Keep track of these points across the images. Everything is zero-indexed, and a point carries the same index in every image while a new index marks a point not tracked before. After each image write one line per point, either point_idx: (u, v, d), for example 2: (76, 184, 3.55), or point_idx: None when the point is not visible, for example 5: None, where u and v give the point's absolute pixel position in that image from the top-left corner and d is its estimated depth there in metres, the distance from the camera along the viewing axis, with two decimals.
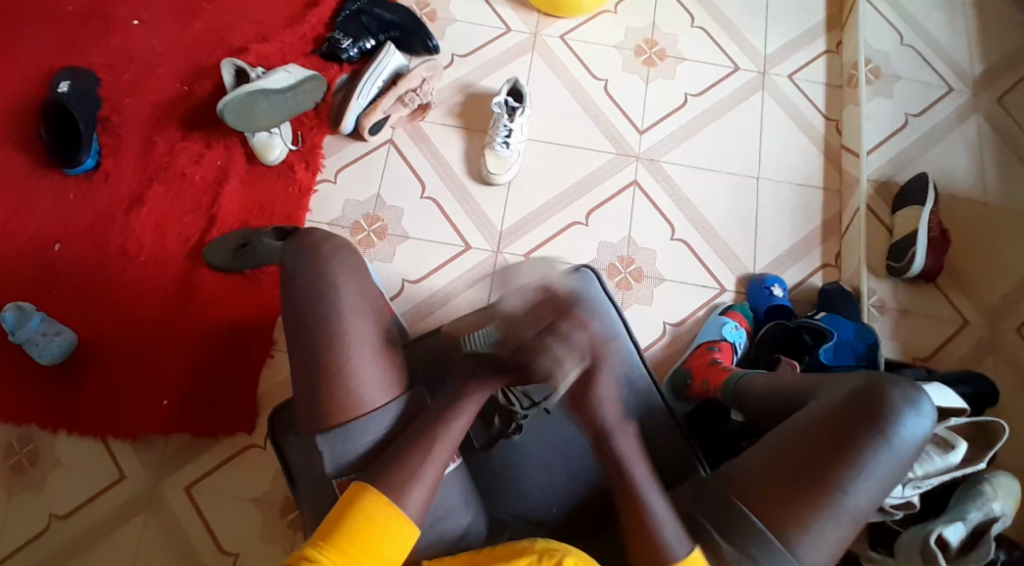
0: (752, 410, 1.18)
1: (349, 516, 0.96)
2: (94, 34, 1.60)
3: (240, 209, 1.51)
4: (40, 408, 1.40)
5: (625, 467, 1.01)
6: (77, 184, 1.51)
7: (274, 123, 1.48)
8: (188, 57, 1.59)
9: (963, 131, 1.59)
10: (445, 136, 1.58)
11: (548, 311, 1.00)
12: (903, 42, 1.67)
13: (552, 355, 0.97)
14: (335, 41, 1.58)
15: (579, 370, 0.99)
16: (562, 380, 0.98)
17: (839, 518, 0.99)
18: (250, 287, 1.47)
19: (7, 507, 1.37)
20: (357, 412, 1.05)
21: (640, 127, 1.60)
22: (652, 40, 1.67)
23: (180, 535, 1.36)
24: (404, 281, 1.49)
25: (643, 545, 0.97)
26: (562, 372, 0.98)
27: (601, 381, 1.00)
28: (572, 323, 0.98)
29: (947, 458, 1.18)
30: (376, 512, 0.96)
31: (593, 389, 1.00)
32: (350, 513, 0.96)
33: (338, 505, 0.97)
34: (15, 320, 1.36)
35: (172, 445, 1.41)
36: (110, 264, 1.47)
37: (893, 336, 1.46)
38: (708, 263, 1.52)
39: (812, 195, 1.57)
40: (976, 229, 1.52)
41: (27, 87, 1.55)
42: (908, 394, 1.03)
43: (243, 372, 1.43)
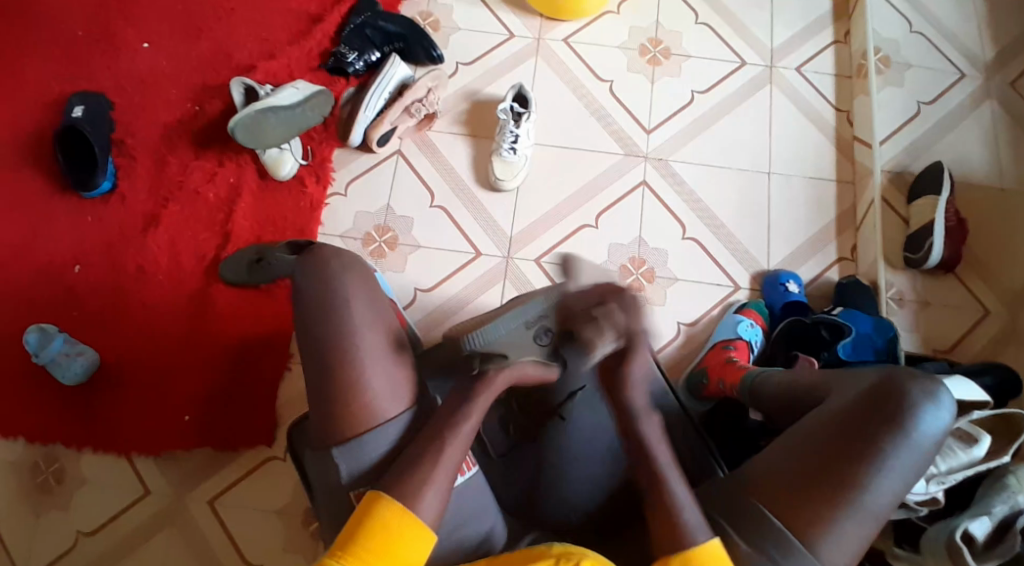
0: (769, 409, 1.17)
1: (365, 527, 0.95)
2: (107, 60, 1.63)
3: (254, 224, 1.53)
4: (64, 427, 1.42)
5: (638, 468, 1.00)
6: (94, 208, 1.54)
7: (284, 138, 1.49)
8: (197, 78, 1.62)
9: (977, 116, 1.56)
10: (452, 144, 1.59)
11: (599, 292, 1.05)
12: (913, 29, 1.64)
13: (593, 327, 1.01)
14: (340, 55, 1.60)
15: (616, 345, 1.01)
16: (598, 351, 1.01)
17: (861, 516, 0.97)
18: (266, 301, 1.49)
19: (36, 525, 1.39)
20: (370, 423, 1.05)
21: (647, 127, 1.59)
22: (656, 39, 1.66)
23: (205, 548, 1.38)
24: (416, 289, 1.50)
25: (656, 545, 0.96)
26: (597, 347, 1.01)
27: (636, 360, 1.03)
28: (621, 301, 1.02)
29: (971, 452, 1.16)
30: (393, 520, 0.96)
31: (630, 364, 1.03)
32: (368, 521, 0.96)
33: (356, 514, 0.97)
34: (38, 342, 1.38)
35: (193, 461, 1.42)
36: (128, 285, 1.49)
37: (913, 328, 1.43)
38: (721, 261, 1.51)
39: (825, 188, 1.55)
40: (995, 215, 1.49)
41: (44, 114, 1.59)
42: (926, 388, 1.01)
43: (262, 387, 1.45)
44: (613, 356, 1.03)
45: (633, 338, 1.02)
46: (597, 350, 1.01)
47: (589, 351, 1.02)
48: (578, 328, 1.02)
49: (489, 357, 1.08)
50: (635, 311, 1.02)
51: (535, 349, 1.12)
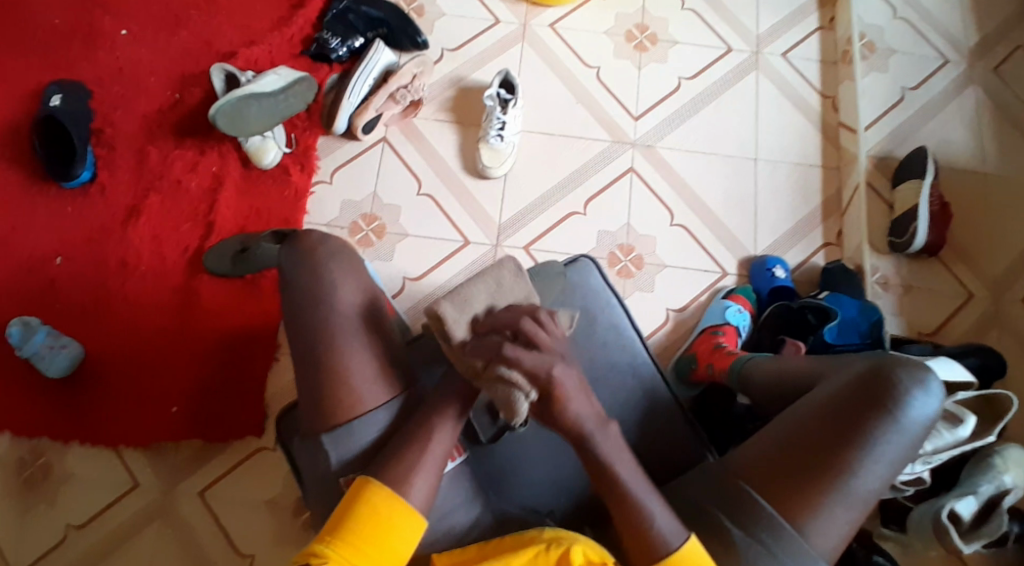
0: (761, 394, 1.18)
1: (356, 514, 0.95)
2: (83, 46, 1.59)
3: (237, 214, 1.50)
4: (49, 422, 1.40)
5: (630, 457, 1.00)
6: (73, 198, 1.51)
7: (267, 126, 1.47)
8: (178, 65, 1.59)
9: (960, 101, 1.58)
10: (439, 132, 1.58)
11: (484, 350, 0.96)
12: (896, 15, 1.65)
13: (506, 381, 0.92)
14: (324, 41, 1.58)
15: (535, 392, 0.94)
16: (519, 407, 0.93)
17: (850, 501, 0.98)
18: (251, 291, 1.47)
19: (22, 521, 1.36)
20: (360, 410, 1.04)
21: (634, 114, 1.59)
22: (643, 25, 1.65)
23: (196, 540, 1.37)
24: (405, 278, 1.48)
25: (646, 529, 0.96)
26: (517, 398, 0.93)
27: (563, 396, 0.94)
28: (532, 323, 0.97)
29: (956, 433, 1.17)
30: (385, 507, 0.95)
31: (561, 403, 0.95)
32: (358, 508, 0.95)
33: (345, 499, 0.96)
34: (20, 335, 1.35)
35: (181, 453, 1.41)
36: (110, 276, 1.47)
37: (898, 311, 1.45)
38: (709, 247, 1.51)
39: (811, 174, 1.56)
40: (977, 199, 1.51)
41: (19, 103, 1.55)
42: (915, 374, 1.01)
43: (249, 378, 1.43)
44: (536, 404, 0.94)
45: (545, 374, 0.93)
46: (519, 406, 0.93)
47: (511, 410, 0.93)
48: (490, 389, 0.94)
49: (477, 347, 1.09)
50: (543, 346, 0.95)
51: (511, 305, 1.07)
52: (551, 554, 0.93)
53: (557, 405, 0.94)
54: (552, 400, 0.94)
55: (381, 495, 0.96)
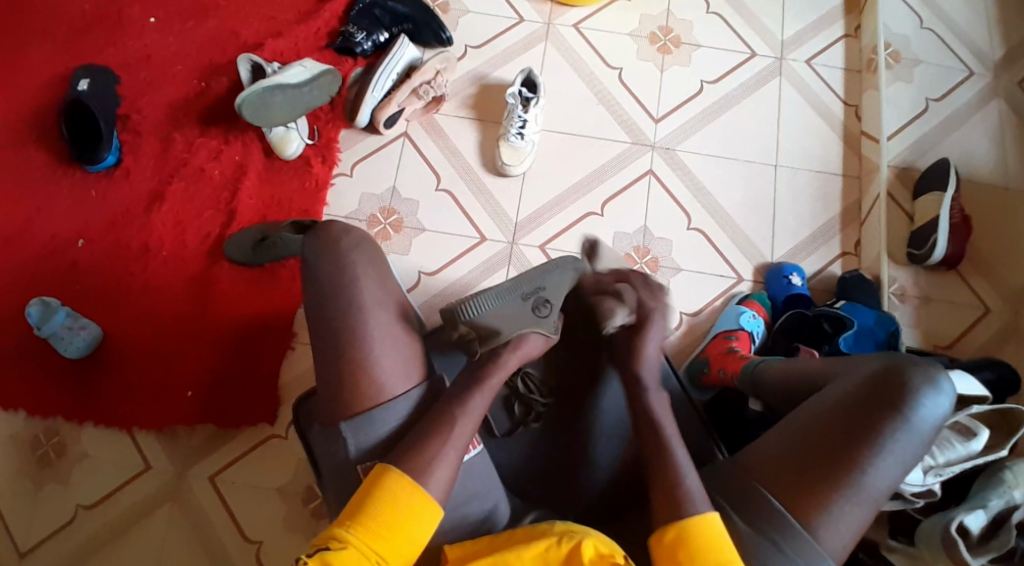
0: (772, 399, 1.18)
1: (375, 497, 0.96)
2: (112, 33, 1.62)
3: (258, 203, 1.52)
4: (65, 402, 1.42)
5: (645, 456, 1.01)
6: (98, 182, 1.53)
7: (290, 118, 1.49)
8: (205, 55, 1.61)
9: (984, 114, 1.57)
10: (459, 128, 1.59)
11: (617, 275, 1.21)
12: (923, 24, 1.64)
13: (615, 295, 1.16)
14: (349, 35, 1.59)
15: (630, 318, 1.15)
16: (613, 319, 1.14)
17: (860, 499, 0.98)
18: (269, 280, 1.49)
19: (35, 498, 1.39)
20: (379, 400, 1.05)
21: (655, 116, 1.59)
22: (667, 27, 1.65)
23: (205, 524, 1.38)
24: (421, 272, 1.49)
25: (656, 531, 0.96)
26: (615, 318, 1.14)
27: (650, 334, 1.14)
28: (633, 281, 1.19)
29: (969, 445, 1.17)
30: (403, 492, 0.96)
31: (641, 339, 1.14)
32: (376, 493, 0.96)
33: (365, 484, 0.97)
34: (40, 316, 1.37)
35: (193, 437, 1.43)
36: (131, 260, 1.49)
37: (915, 323, 1.44)
38: (725, 252, 1.51)
39: (831, 182, 1.55)
40: (999, 212, 1.49)
41: (48, 87, 1.58)
42: (928, 374, 1.02)
43: (264, 366, 1.45)
44: (626, 329, 1.15)
45: (646, 313, 1.15)
46: (615, 317, 1.14)
47: (606, 319, 1.14)
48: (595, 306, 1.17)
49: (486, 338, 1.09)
50: (650, 292, 1.18)
51: (536, 321, 1.10)
52: (562, 547, 0.93)
53: (644, 336, 1.14)
54: (641, 330, 1.14)
55: (400, 478, 0.97)
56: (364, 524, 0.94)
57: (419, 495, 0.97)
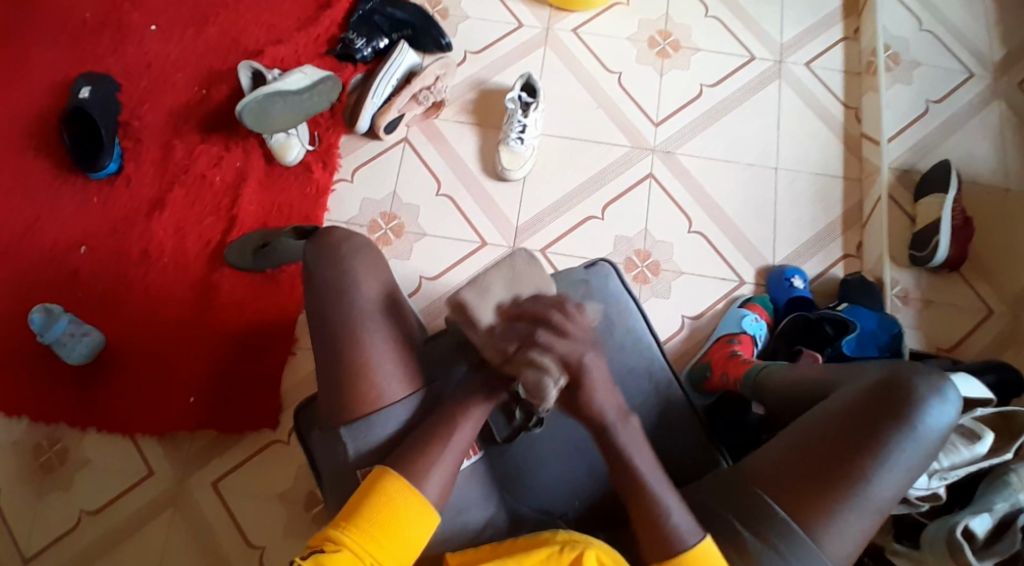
0: (776, 404, 1.17)
1: (369, 499, 0.96)
2: (114, 41, 1.62)
3: (259, 209, 1.52)
4: (66, 407, 1.42)
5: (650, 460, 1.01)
6: (99, 189, 1.53)
7: (292, 123, 1.49)
8: (206, 62, 1.61)
9: (985, 115, 1.56)
10: (459, 133, 1.59)
11: (525, 321, 1.00)
12: (922, 27, 1.64)
13: (537, 365, 0.97)
14: (348, 42, 1.59)
15: (562, 378, 0.98)
16: (548, 393, 0.97)
17: (865, 509, 0.97)
18: (270, 285, 1.49)
19: (37, 504, 1.39)
20: (378, 405, 1.05)
21: (654, 120, 1.59)
22: (665, 32, 1.66)
23: (206, 531, 1.38)
24: (421, 277, 1.49)
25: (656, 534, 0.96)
26: (547, 380, 0.97)
27: (591, 383, 0.99)
28: (561, 315, 0.99)
29: (974, 449, 1.16)
30: (396, 496, 0.96)
31: (585, 390, 0.99)
32: (370, 496, 0.96)
33: (361, 487, 0.97)
34: (43, 323, 1.38)
35: (195, 443, 1.42)
36: (133, 266, 1.49)
37: (918, 326, 1.44)
38: (726, 256, 1.51)
39: (832, 184, 1.55)
40: (1002, 214, 1.49)
41: (51, 94, 1.59)
42: (932, 383, 1.01)
43: (265, 372, 1.44)
44: (563, 389, 0.99)
45: (575, 364, 0.98)
46: (549, 389, 0.97)
47: (538, 395, 0.97)
48: (518, 370, 0.98)
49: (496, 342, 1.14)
50: (577, 327, 0.99)
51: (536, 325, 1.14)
52: (563, 557, 0.92)
53: (586, 393, 0.99)
54: (579, 386, 0.99)
55: (394, 479, 0.97)
56: (358, 527, 0.94)
57: (416, 499, 0.96)
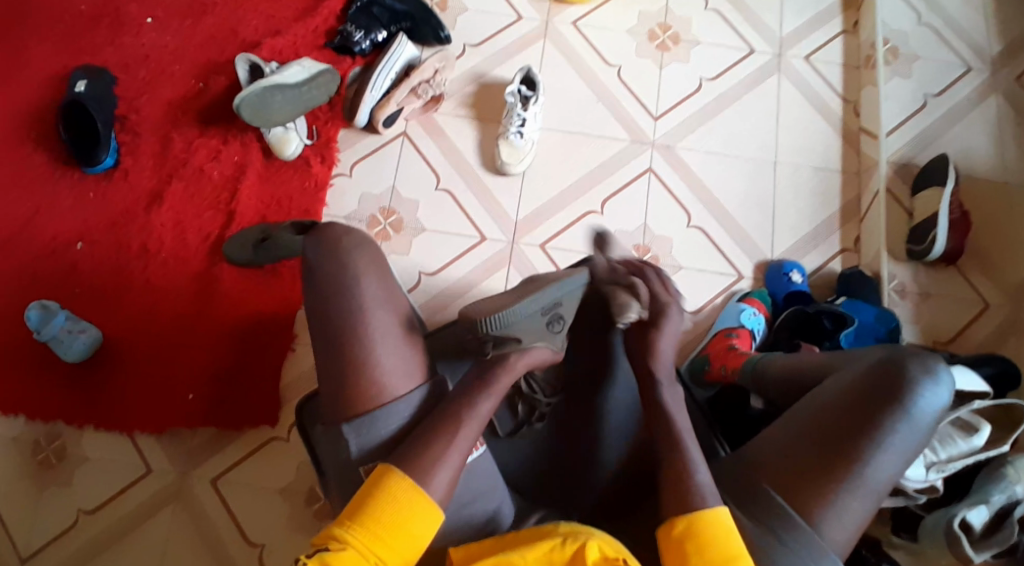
0: (775, 399, 1.18)
1: (375, 496, 0.96)
2: (109, 33, 1.61)
3: (257, 204, 1.52)
4: (65, 406, 1.42)
5: (662, 455, 1.01)
6: (97, 184, 1.52)
7: (290, 117, 1.48)
8: (203, 54, 1.60)
9: (983, 109, 1.57)
10: (458, 126, 1.58)
11: (629, 266, 1.17)
12: (921, 20, 1.64)
13: (620, 299, 1.12)
14: (347, 34, 1.58)
15: (641, 315, 1.13)
16: (628, 315, 1.12)
17: (862, 493, 0.97)
18: (270, 280, 1.48)
19: (36, 503, 1.39)
20: (380, 402, 1.05)
21: (654, 113, 1.59)
22: (666, 24, 1.65)
23: (206, 528, 1.38)
24: (421, 272, 1.49)
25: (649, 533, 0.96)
26: (629, 311, 1.12)
27: (664, 330, 1.12)
28: (655, 273, 1.16)
29: (971, 441, 1.17)
30: (401, 493, 0.96)
31: (654, 333, 1.12)
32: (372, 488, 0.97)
33: (366, 484, 0.98)
34: (39, 319, 1.38)
35: (196, 439, 1.43)
36: (131, 262, 1.48)
37: (915, 320, 1.45)
38: (725, 249, 1.52)
39: (831, 178, 1.56)
40: (1000, 208, 1.50)
41: (46, 88, 1.57)
42: (926, 365, 1.02)
43: (266, 366, 1.45)
44: (638, 326, 1.14)
45: (660, 306, 1.12)
46: (627, 318, 1.12)
47: (620, 314, 1.12)
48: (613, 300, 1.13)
49: (502, 341, 1.08)
50: (664, 287, 1.14)
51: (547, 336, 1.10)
52: (567, 548, 0.93)
53: (660, 328, 1.12)
54: (656, 324, 1.12)
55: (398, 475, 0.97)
56: (365, 526, 0.94)
57: (421, 496, 0.97)
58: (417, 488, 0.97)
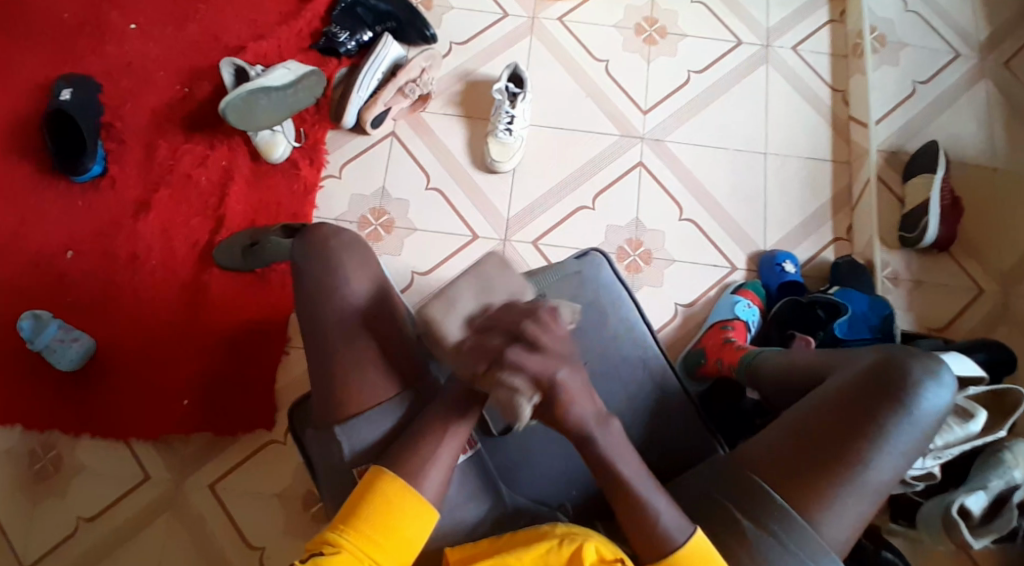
0: (769, 392, 1.17)
1: (369, 500, 0.96)
2: (93, 40, 1.60)
3: (246, 209, 1.51)
4: (60, 415, 1.41)
5: None
6: (84, 192, 1.51)
7: (277, 120, 1.47)
8: (188, 59, 1.59)
9: (971, 95, 1.57)
10: (446, 125, 1.58)
11: (496, 334, 0.97)
12: (908, 8, 1.64)
13: (506, 384, 0.94)
14: (332, 35, 1.57)
15: (537, 394, 0.96)
16: (523, 410, 0.95)
17: (861, 494, 0.97)
18: (260, 285, 1.47)
19: (33, 512, 1.38)
20: (372, 403, 1.05)
21: (643, 107, 1.59)
22: (652, 18, 1.65)
23: (205, 534, 1.37)
24: (413, 273, 1.49)
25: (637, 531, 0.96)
26: (519, 403, 0.94)
27: (569, 397, 0.97)
28: (531, 331, 0.96)
29: (967, 428, 1.16)
30: (397, 499, 0.96)
31: (561, 406, 0.97)
32: (370, 495, 0.96)
33: (359, 488, 0.97)
34: (32, 329, 1.35)
35: (192, 445, 1.42)
36: (121, 270, 1.47)
37: (909, 307, 1.45)
38: (717, 242, 1.51)
39: (821, 168, 1.55)
40: (990, 194, 1.50)
41: (30, 97, 1.56)
42: (928, 365, 1.01)
43: (259, 371, 1.44)
44: (540, 405, 0.97)
45: (549, 379, 0.95)
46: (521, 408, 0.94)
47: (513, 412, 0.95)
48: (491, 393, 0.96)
49: None
50: (549, 340, 0.96)
51: None
52: (564, 550, 0.92)
53: (560, 406, 0.96)
54: (554, 402, 0.96)
55: (399, 484, 0.96)
56: (361, 531, 0.93)
57: (417, 501, 0.96)
58: (415, 494, 0.96)
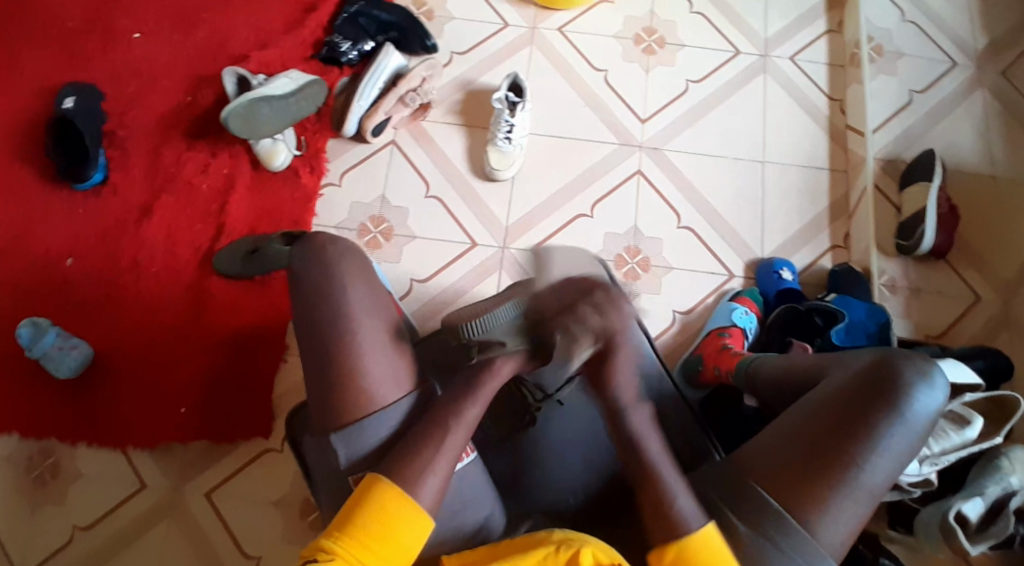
0: (767, 396, 1.17)
1: (364, 507, 0.96)
2: (98, 49, 1.61)
3: (247, 216, 1.52)
4: (60, 422, 1.41)
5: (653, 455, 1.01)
6: (86, 199, 1.52)
7: (278, 129, 1.48)
8: (191, 68, 1.61)
9: (968, 105, 1.58)
10: (446, 133, 1.59)
11: (572, 296, 1.02)
12: (905, 18, 1.65)
13: (569, 334, 1.00)
14: (334, 45, 1.59)
15: (593, 349, 1.01)
16: (576, 357, 1.01)
17: (857, 495, 0.97)
18: (259, 291, 1.48)
19: (31, 519, 1.38)
20: (368, 409, 1.04)
21: (642, 116, 1.60)
22: (651, 28, 1.66)
23: (202, 542, 1.37)
24: (412, 280, 1.49)
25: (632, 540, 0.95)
26: (576, 351, 1.00)
27: (618, 363, 1.01)
28: (591, 302, 1.00)
29: (964, 434, 1.17)
30: (391, 504, 0.96)
31: (611, 365, 1.02)
32: (366, 502, 0.96)
33: (355, 493, 0.97)
34: (31, 336, 1.37)
35: (190, 452, 1.42)
36: (122, 277, 1.48)
37: (906, 315, 1.45)
38: (716, 250, 1.52)
39: (819, 177, 1.56)
40: (987, 202, 1.50)
41: (34, 105, 1.57)
42: (920, 367, 1.02)
43: (258, 378, 1.44)
44: (591, 361, 1.02)
45: (611, 338, 1.00)
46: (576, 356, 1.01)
47: (567, 357, 1.02)
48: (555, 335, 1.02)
49: (484, 346, 1.08)
50: (615, 311, 1.00)
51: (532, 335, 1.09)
52: (561, 556, 0.92)
53: (613, 363, 1.01)
54: (609, 358, 1.01)
55: (393, 490, 0.96)
56: (355, 537, 0.94)
57: (412, 507, 0.96)
58: (409, 499, 0.97)
